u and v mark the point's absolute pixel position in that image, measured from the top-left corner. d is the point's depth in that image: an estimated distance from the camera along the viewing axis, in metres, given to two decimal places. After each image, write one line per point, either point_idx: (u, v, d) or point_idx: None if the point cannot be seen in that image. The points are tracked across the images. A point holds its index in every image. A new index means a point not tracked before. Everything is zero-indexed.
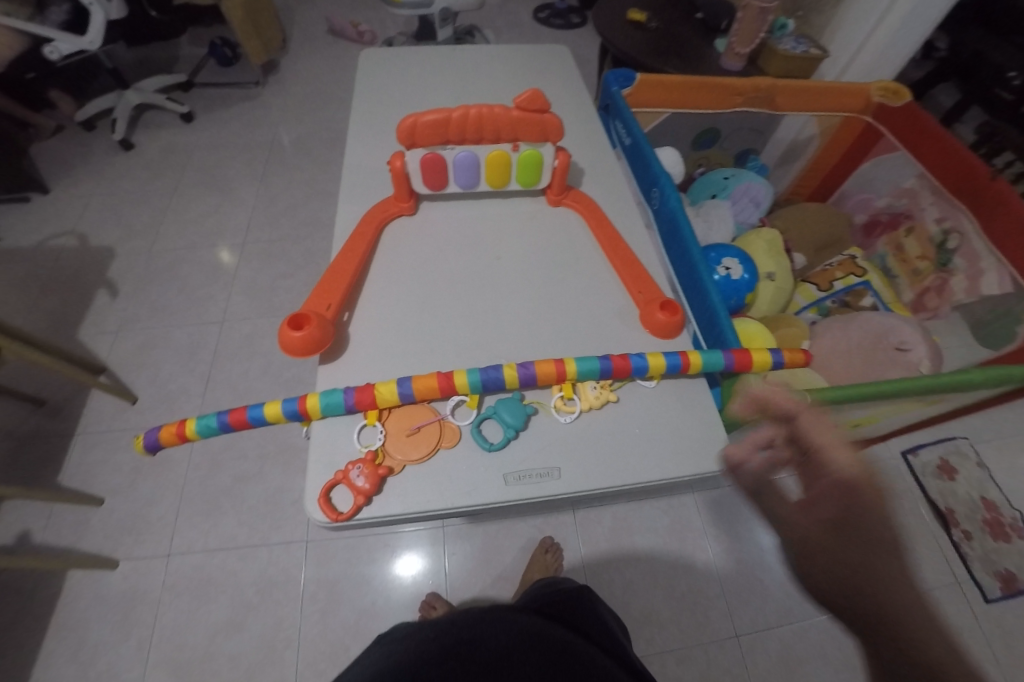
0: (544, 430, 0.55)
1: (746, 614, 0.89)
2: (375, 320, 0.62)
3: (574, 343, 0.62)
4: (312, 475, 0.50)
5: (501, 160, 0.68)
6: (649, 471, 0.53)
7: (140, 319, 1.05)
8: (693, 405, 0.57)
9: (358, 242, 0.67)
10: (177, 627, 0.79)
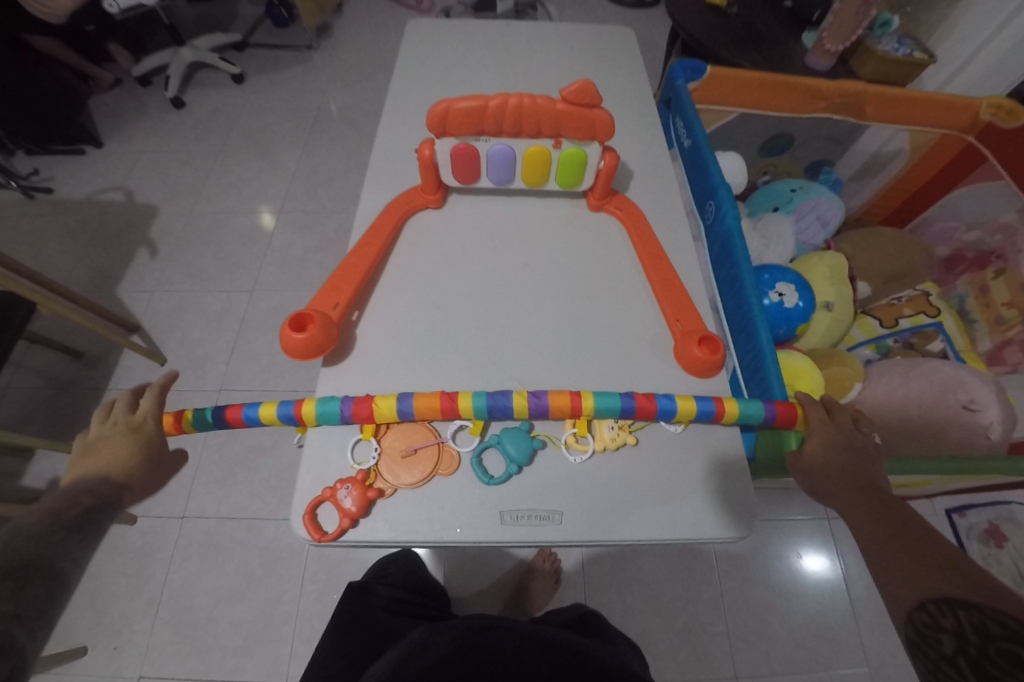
0: (548, 469, 0.52)
1: (749, 657, 0.85)
2: (381, 323, 0.60)
3: (596, 370, 0.58)
4: (300, 487, 0.50)
5: (540, 156, 0.62)
6: (654, 528, 0.49)
7: (175, 281, 1.07)
8: (715, 460, 0.53)
9: (376, 236, 0.64)
10: (185, 588, 0.83)
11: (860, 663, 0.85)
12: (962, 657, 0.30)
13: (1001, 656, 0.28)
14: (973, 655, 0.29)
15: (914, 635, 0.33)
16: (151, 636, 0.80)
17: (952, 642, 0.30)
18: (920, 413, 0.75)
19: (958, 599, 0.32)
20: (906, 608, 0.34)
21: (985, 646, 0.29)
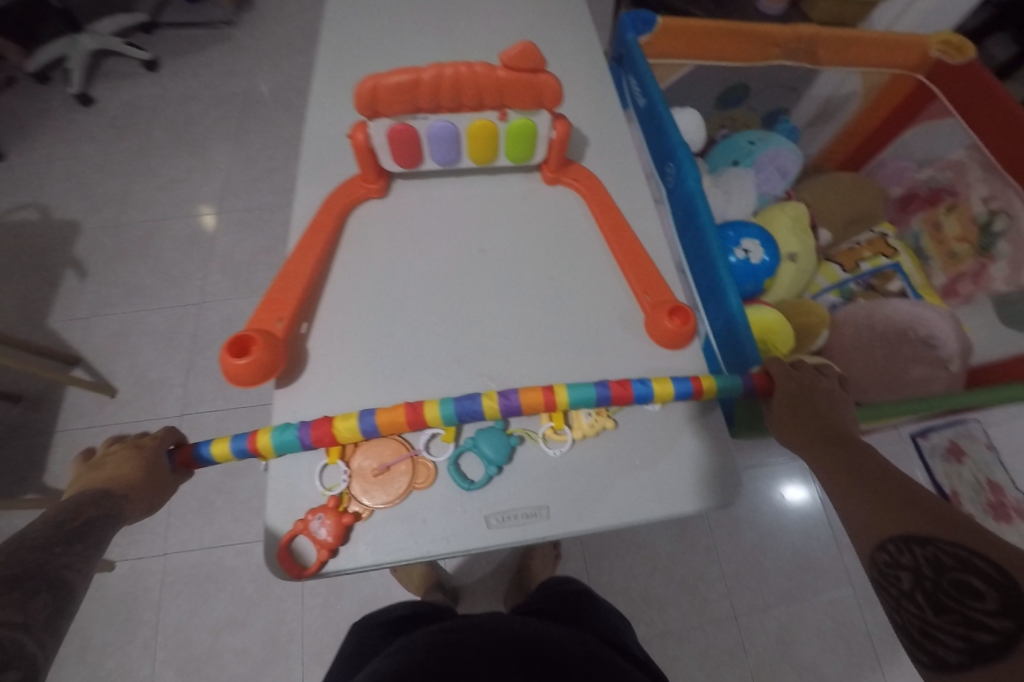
0: (529, 464, 0.51)
1: (745, 596, 0.91)
2: (334, 334, 0.56)
3: (572, 356, 0.57)
4: (271, 523, 0.48)
5: (485, 130, 0.58)
6: (636, 510, 0.50)
7: (112, 302, 0.97)
8: (689, 433, 0.53)
9: (316, 235, 0.59)
10: (181, 625, 0.80)
11: (844, 585, 0.92)
12: (918, 590, 0.31)
13: (954, 588, 0.30)
14: (927, 588, 0.31)
15: (876, 572, 0.34)
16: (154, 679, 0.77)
17: (909, 577, 0.32)
18: (884, 352, 0.78)
19: (911, 532, 0.33)
20: (866, 548, 0.35)
21: (939, 578, 0.31)
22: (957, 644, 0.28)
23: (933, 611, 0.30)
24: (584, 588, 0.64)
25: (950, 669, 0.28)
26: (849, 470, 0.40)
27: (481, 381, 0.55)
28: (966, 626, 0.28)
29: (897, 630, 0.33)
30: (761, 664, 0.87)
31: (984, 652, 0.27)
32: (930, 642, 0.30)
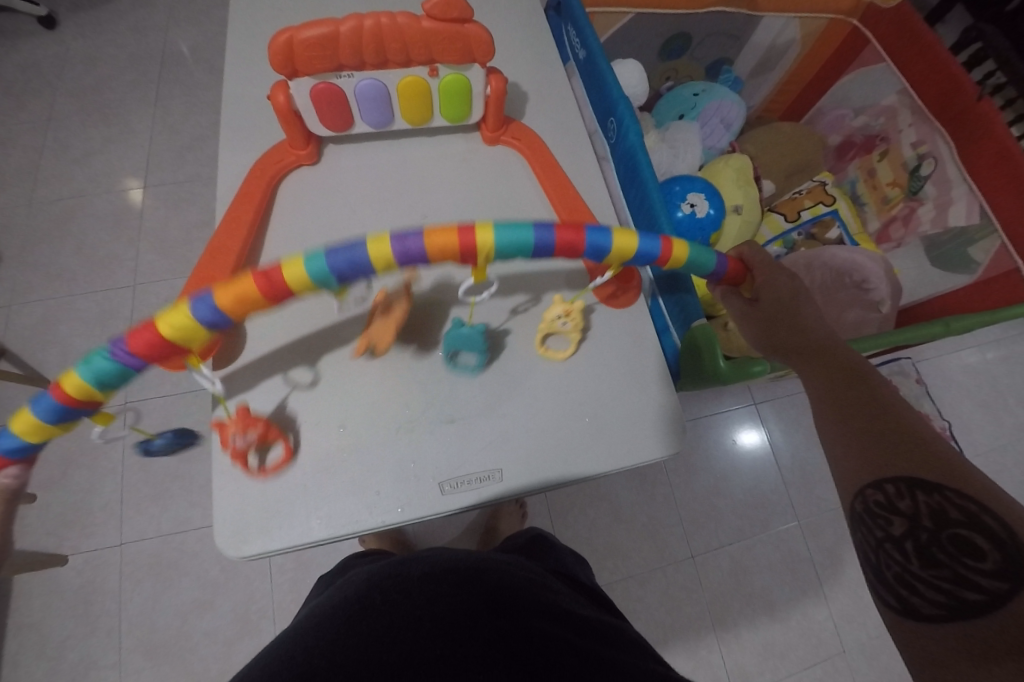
0: (479, 429, 0.51)
1: (701, 537, 0.96)
2: (273, 308, 0.53)
3: (521, 318, 0.56)
4: (219, 504, 0.46)
5: (416, 87, 0.55)
6: (587, 465, 0.51)
7: (33, 289, 0.91)
8: (638, 386, 0.54)
9: (244, 207, 0.55)
10: (145, 613, 0.79)
11: (790, 519, 0.99)
12: (910, 539, 0.33)
13: (952, 543, 0.31)
14: (922, 538, 0.32)
15: (867, 513, 0.36)
16: (121, 667, 0.76)
17: (902, 525, 0.33)
18: (825, 298, 0.80)
19: (918, 480, 0.34)
20: (862, 486, 0.36)
21: (936, 531, 0.32)
22: (936, 596, 0.30)
23: (919, 561, 0.32)
24: (539, 533, 0.65)
25: (921, 615, 0.30)
26: (859, 412, 0.39)
27: (428, 353, 0.53)
28: (951, 581, 0.30)
29: (868, 564, 0.35)
30: (717, 597, 0.93)
31: (963, 606, 0.29)
32: (906, 587, 0.32)
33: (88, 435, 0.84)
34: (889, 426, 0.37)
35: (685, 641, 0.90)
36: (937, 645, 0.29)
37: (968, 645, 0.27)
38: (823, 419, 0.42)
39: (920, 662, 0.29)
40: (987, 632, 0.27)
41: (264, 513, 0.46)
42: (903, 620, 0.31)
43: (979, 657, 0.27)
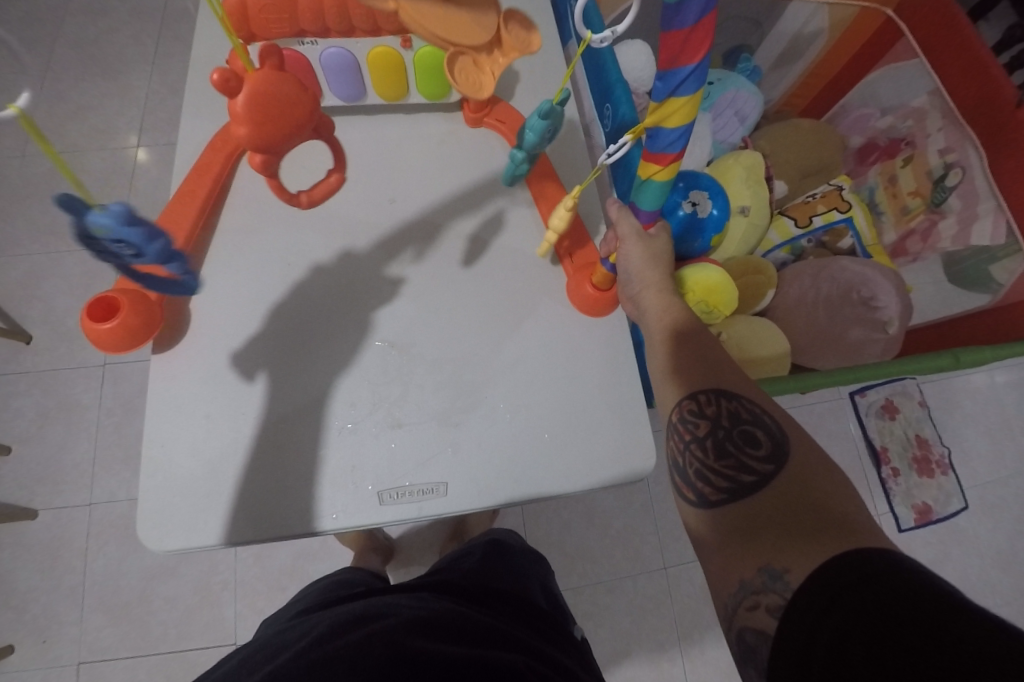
0: (428, 438, 0.45)
1: (676, 549, 0.93)
2: (222, 291, 0.48)
3: (492, 323, 0.49)
4: (145, 494, 0.43)
5: (388, 57, 0.50)
6: (548, 482, 0.45)
7: (20, 243, 0.91)
8: (613, 402, 0.48)
9: (200, 177, 0.49)
10: (109, 574, 0.80)
11: None
12: (710, 437, 0.36)
13: (739, 437, 0.34)
14: (719, 435, 0.35)
15: (680, 420, 0.38)
16: (83, 624, 0.78)
17: (705, 426, 0.36)
18: (827, 312, 0.75)
19: (723, 390, 0.38)
20: (681, 398, 0.39)
21: (730, 428, 0.35)
22: (723, 483, 0.33)
23: (715, 455, 0.35)
24: (497, 536, 0.62)
25: (709, 503, 0.33)
26: (684, 346, 0.44)
27: (379, 347, 0.48)
28: (736, 469, 0.33)
29: (675, 468, 0.37)
30: (686, 612, 0.90)
31: (742, 488, 0.32)
32: (701, 479, 0.34)
33: (66, 391, 0.86)
34: (706, 356, 0.42)
35: (646, 653, 0.88)
36: (719, 527, 0.31)
37: (745, 520, 0.30)
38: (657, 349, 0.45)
39: (712, 548, 0.31)
40: (760, 508, 0.30)
41: (190, 507, 0.42)
42: (700, 513, 0.33)
43: (754, 536, 0.29)
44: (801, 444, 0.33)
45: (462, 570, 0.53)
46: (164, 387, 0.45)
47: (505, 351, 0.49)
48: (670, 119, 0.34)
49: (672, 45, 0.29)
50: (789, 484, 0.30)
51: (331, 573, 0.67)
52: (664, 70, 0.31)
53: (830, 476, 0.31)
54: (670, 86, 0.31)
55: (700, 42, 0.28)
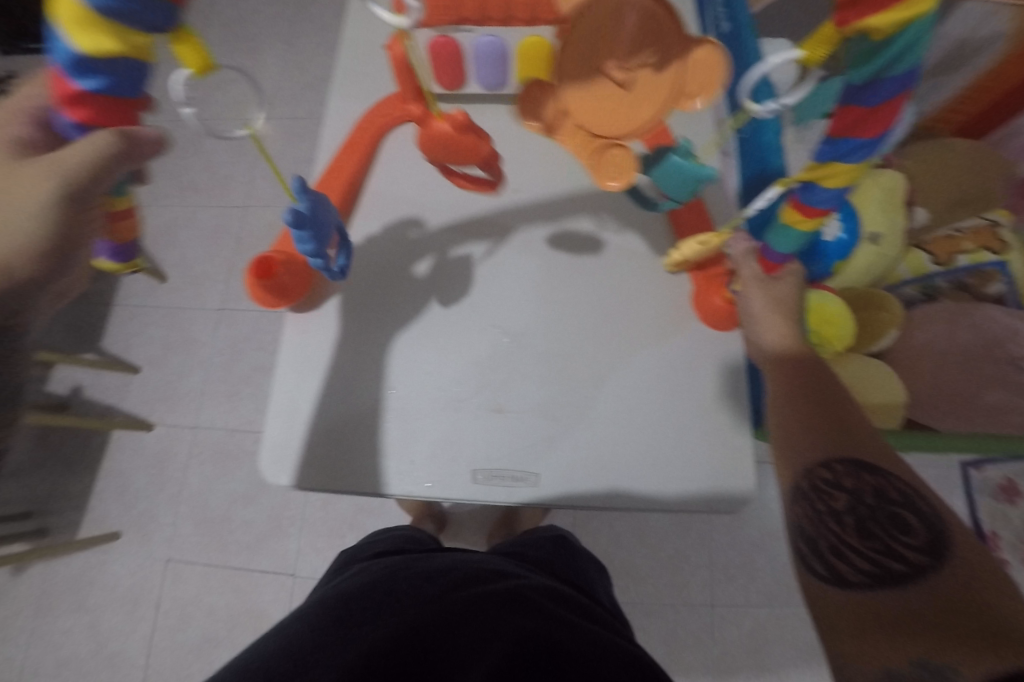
0: (514, 431, 0.53)
1: (728, 588, 0.88)
2: (349, 278, 0.59)
3: (559, 341, 0.56)
4: (270, 434, 0.55)
5: (536, 48, 0.55)
6: (591, 490, 0.52)
7: (168, 194, 1.05)
8: (661, 430, 0.53)
9: (347, 160, 0.62)
10: (200, 490, 0.91)
11: None
12: (849, 512, 0.36)
13: (886, 518, 0.35)
14: (861, 512, 0.36)
15: (813, 488, 0.39)
16: (175, 529, 0.90)
17: (845, 499, 0.37)
18: (960, 366, 0.66)
19: (863, 461, 0.38)
20: (815, 464, 0.40)
21: (875, 504, 0.36)
22: (865, 566, 0.33)
23: (856, 533, 0.35)
24: (562, 531, 0.63)
25: (847, 583, 0.33)
26: (821, 407, 0.44)
27: (488, 334, 0.57)
28: (883, 553, 0.33)
29: (804, 532, 0.37)
30: (728, 656, 0.85)
31: (889, 575, 0.32)
32: (837, 554, 0.34)
33: (187, 327, 0.98)
34: (844, 424, 0.42)
35: None
36: (854, 609, 0.32)
37: (894, 606, 0.30)
38: (787, 398, 0.46)
39: (843, 627, 0.32)
40: (915, 599, 0.30)
41: (302, 450, 0.54)
42: (830, 588, 0.34)
43: (910, 625, 0.28)
44: (959, 537, 0.33)
45: (536, 551, 0.56)
46: (292, 347, 0.57)
47: (569, 369, 0.55)
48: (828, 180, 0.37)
49: (850, 116, 0.33)
50: (945, 575, 0.30)
51: (390, 527, 0.73)
52: (834, 138, 0.35)
53: (989, 566, 0.31)
54: (836, 151, 0.35)
55: (882, 118, 0.31)
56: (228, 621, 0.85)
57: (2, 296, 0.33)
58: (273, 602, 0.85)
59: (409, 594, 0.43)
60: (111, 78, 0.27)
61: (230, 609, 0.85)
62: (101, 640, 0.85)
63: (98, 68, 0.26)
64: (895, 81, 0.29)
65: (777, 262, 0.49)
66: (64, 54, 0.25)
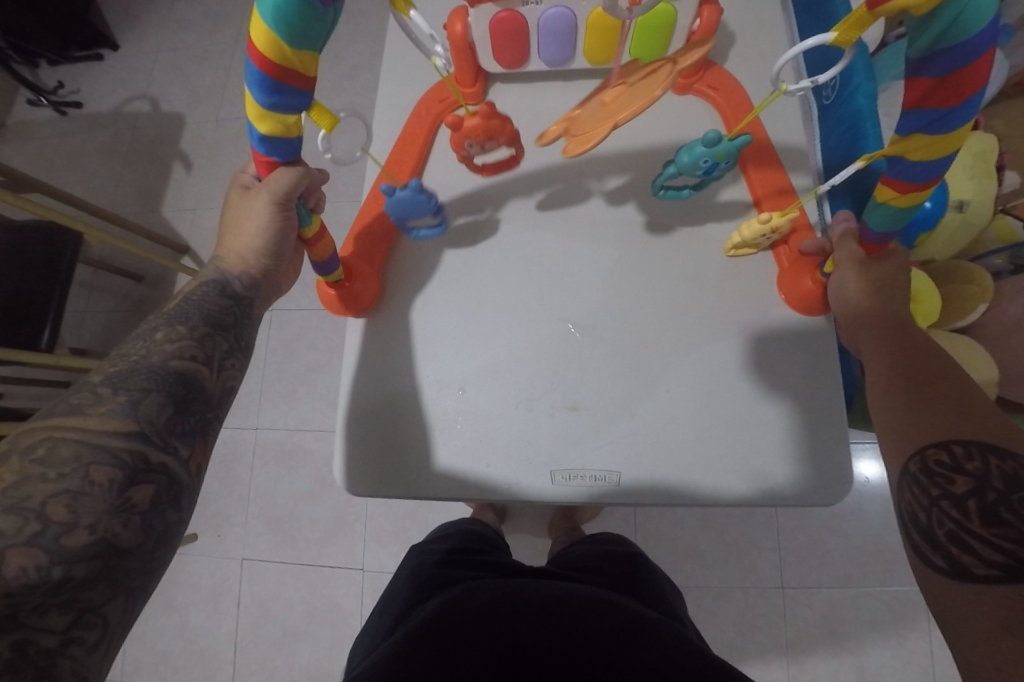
0: (597, 430, 0.52)
1: (798, 570, 0.87)
2: (415, 280, 0.59)
3: (632, 335, 0.54)
4: (343, 442, 0.55)
5: (604, 23, 0.51)
6: (679, 492, 0.50)
7: (213, 196, 1.08)
8: (749, 424, 0.51)
9: (408, 150, 0.62)
10: (267, 490, 0.93)
11: (912, 582, 0.85)
12: (972, 498, 0.29)
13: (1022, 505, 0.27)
14: (988, 499, 0.28)
15: (923, 472, 0.32)
16: (247, 527, 0.92)
17: (966, 484, 0.29)
18: None
19: (992, 444, 0.30)
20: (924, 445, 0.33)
21: (1005, 492, 0.28)
22: (993, 557, 0.26)
23: (980, 519, 0.28)
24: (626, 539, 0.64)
25: (971, 577, 0.26)
26: (926, 388, 0.36)
27: (559, 329, 0.55)
28: (1016, 541, 0.25)
29: (914, 525, 0.31)
30: (801, 637, 0.85)
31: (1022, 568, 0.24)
32: (958, 545, 0.28)
33: None
34: (957, 401, 0.35)
35: (751, 669, 0.84)
36: (990, 613, 0.25)
37: None
38: (886, 387, 0.39)
39: (972, 633, 0.25)
40: None
41: (378, 456, 0.54)
42: (950, 583, 0.27)
43: None
44: None
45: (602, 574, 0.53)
46: (358, 349, 0.57)
47: (648, 365, 0.53)
48: (908, 155, 0.33)
49: (914, 93, 0.30)
50: None
51: (452, 520, 0.74)
52: (907, 108, 0.31)
53: None
54: (910, 125, 0.31)
55: (958, 88, 0.28)
56: (306, 615, 0.87)
57: (257, 281, 0.46)
58: (347, 596, 0.87)
59: (482, 616, 0.42)
60: (278, 151, 0.38)
61: (306, 605, 0.88)
62: (189, 637, 0.89)
63: (273, 143, 0.37)
64: (953, 49, 0.26)
65: (876, 243, 0.43)
66: (254, 135, 0.37)
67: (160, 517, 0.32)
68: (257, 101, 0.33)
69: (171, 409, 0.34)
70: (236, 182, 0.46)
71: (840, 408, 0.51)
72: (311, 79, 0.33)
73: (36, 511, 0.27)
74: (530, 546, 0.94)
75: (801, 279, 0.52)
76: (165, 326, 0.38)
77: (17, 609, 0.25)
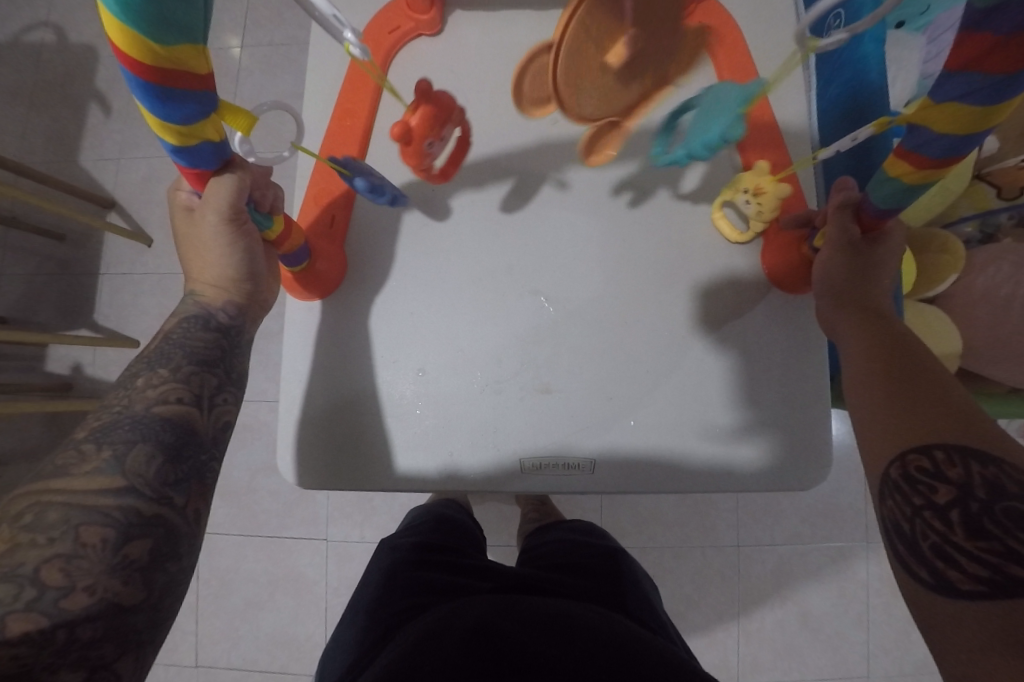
0: (569, 415, 0.49)
1: (754, 529, 0.90)
2: (362, 248, 0.53)
3: (596, 312, 0.51)
4: (289, 430, 0.52)
5: None
6: (645, 480, 0.49)
7: (139, 143, 0.97)
8: (711, 401, 0.49)
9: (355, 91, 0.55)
10: (221, 463, 0.90)
11: (859, 536, 0.89)
12: (955, 508, 0.28)
13: (1006, 515, 0.26)
14: (970, 509, 0.27)
15: (906, 478, 0.31)
16: None
17: (950, 494, 0.28)
18: None
19: (974, 449, 0.29)
20: (906, 450, 0.32)
21: (989, 501, 0.27)
22: (980, 570, 0.25)
23: (965, 532, 0.26)
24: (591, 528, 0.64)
25: (957, 592, 0.25)
26: (910, 389, 0.35)
27: (528, 303, 0.51)
28: (1003, 555, 0.24)
29: (898, 536, 0.30)
30: (752, 589, 0.89)
31: (1008, 583, 0.23)
32: (943, 560, 0.26)
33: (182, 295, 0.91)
34: (938, 401, 0.33)
35: (704, 620, 0.89)
36: (972, 635, 0.23)
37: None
38: (872, 383, 0.37)
39: (960, 653, 0.24)
40: None
41: (326, 443, 0.51)
42: (935, 599, 0.26)
43: None
44: None
45: (577, 573, 0.53)
46: (300, 328, 0.53)
47: (613, 346, 0.50)
48: (933, 127, 0.29)
49: (968, 50, 0.24)
50: None
51: (414, 508, 0.74)
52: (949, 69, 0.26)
53: None
54: (952, 90, 0.26)
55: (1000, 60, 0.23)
56: (269, 585, 0.87)
57: (247, 305, 0.45)
58: (310, 565, 0.87)
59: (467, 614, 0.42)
60: (194, 158, 0.34)
61: (268, 574, 0.87)
62: None
63: (191, 154, 0.33)
64: None
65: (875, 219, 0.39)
66: (167, 147, 0.32)
67: (161, 571, 0.31)
68: (152, 112, 0.28)
69: (162, 459, 0.33)
70: (173, 200, 0.42)
71: (808, 386, 0.49)
72: (211, 76, 0.27)
73: (30, 577, 0.26)
74: (495, 512, 0.94)
75: (787, 251, 0.49)
76: (146, 371, 0.38)
77: (29, 667, 0.25)
